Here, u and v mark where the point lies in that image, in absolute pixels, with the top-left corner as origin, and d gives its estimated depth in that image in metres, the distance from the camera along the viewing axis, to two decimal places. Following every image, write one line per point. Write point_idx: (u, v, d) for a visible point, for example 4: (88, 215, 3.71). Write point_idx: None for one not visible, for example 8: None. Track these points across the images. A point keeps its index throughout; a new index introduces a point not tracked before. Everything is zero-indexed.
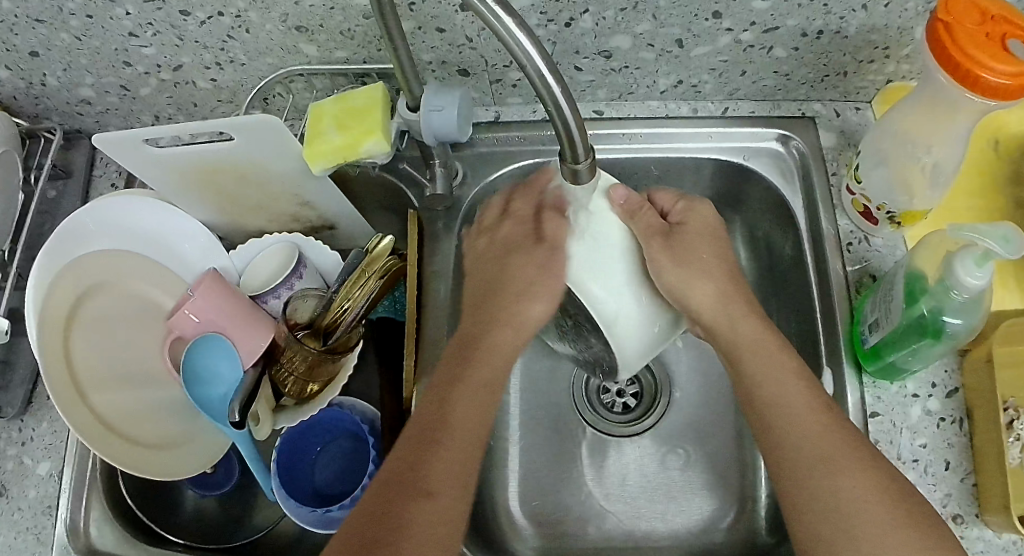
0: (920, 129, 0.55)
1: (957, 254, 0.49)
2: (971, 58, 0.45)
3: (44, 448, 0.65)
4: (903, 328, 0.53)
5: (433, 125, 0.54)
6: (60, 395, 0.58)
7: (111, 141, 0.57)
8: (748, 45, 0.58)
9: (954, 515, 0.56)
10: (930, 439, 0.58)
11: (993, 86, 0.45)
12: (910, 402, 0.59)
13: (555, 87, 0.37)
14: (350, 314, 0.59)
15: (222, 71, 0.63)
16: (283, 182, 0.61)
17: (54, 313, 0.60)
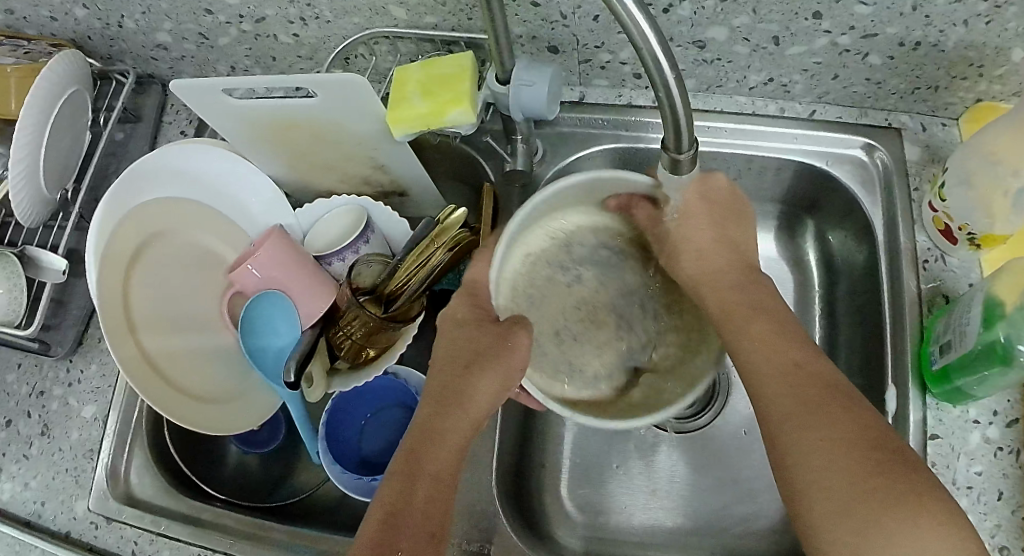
0: (1011, 151, 0.54)
1: None
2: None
3: (90, 391, 0.65)
4: (977, 352, 0.52)
5: (522, 100, 0.54)
6: (114, 336, 0.57)
7: (191, 87, 0.56)
8: (844, 49, 0.56)
9: (1002, 546, 0.55)
10: (987, 467, 0.57)
11: None
12: (970, 428, 0.58)
13: (666, 72, 0.36)
14: (414, 283, 0.58)
15: (306, 27, 0.62)
16: (359, 143, 0.60)
17: (115, 253, 0.59)
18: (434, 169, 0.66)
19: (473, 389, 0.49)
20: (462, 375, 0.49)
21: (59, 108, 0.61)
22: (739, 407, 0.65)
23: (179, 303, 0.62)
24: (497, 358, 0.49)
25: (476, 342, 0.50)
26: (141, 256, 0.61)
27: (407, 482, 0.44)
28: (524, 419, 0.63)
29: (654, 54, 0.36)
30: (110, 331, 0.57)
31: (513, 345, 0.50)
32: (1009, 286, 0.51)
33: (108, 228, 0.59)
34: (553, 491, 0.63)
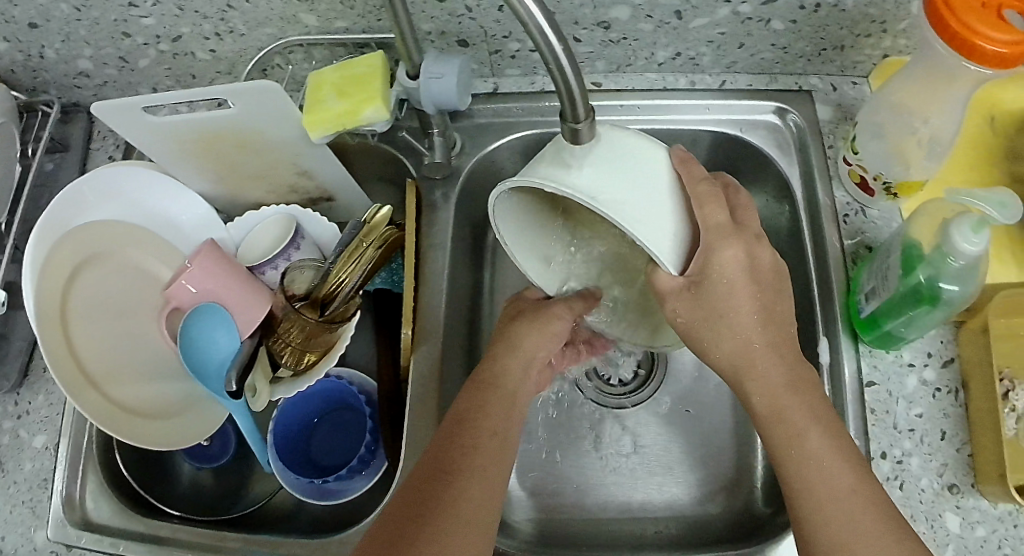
0: (916, 101, 0.56)
1: (954, 221, 0.49)
2: (969, 26, 0.46)
3: (41, 420, 0.65)
4: (901, 298, 0.53)
5: (433, 93, 0.55)
6: (65, 378, 0.58)
7: (110, 108, 0.57)
8: (746, 17, 0.58)
9: (950, 484, 0.56)
10: (927, 408, 0.58)
11: (992, 54, 0.46)
12: (906, 372, 0.59)
13: (556, 45, 0.36)
14: (347, 284, 0.58)
15: (222, 42, 0.63)
16: (282, 150, 0.61)
17: (49, 298, 0.59)
18: (360, 172, 0.67)
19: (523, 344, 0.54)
20: (517, 330, 0.55)
21: None
22: (682, 378, 0.65)
23: (114, 328, 0.62)
24: (539, 318, 0.55)
25: (515, 316, 0.57)
26: (68, 296, 0.61)
27: (464, 420, 0.49)
28: None
29: (542, 30, 0.36)
30: (61, 375, 0.58)
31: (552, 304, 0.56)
32: (925, 231, 0.53)
33: (32, 285, 0.59)
34: (507, 477, 0.63)
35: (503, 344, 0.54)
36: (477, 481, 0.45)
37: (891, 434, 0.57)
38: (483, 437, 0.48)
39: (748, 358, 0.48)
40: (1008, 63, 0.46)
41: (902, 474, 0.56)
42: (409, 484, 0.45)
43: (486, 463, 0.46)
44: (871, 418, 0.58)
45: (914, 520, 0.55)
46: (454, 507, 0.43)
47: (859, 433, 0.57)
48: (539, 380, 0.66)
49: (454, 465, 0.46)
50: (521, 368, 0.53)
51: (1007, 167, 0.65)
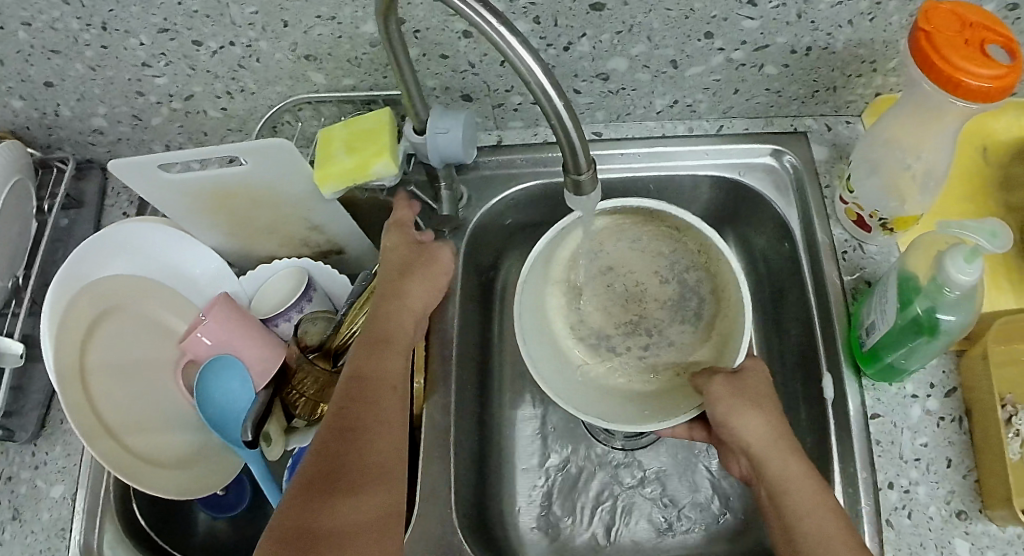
0: (906, 136, 0.57)
1: (947, 252, 0.50)
2: (954, 65, 0.47)
3: (57, 471, 0.65)
4: (897, 330, 0.54)
5: (439, 147, 0.56)
6: (84, 425, 0.57)
7: (129, 166, 0.58)
8: (740, 63, 0.59)
9: (958, 511, 0.56)
10: (932, 437, 0.59)
11: (976, 89, 0.47)
12: (909, 403, 0.60)
13: (555, 98, 0.39)
14: (361, 334, 0.61)
15: (232, 100, 0.65)
16: (293, 206, 0.62)
17: (70, 341, 0.59)
18: (368, 225, 0.68)
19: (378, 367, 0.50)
20: (392, 298, 0.55)
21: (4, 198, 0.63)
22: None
23: (129, 376, 0.63)
24: (421, 273, 0.56)
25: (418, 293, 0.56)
26: (86, 350, 0.61)
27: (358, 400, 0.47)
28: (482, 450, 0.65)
29: (540, 83, 0.39)
30: (81, 422, 0.57)
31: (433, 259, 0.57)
32: (917, 265, 0.54)
33: (52, 342, 0.58)
34: (519, 519, 0.64)
35: (388, 309, 0.54)
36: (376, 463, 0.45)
37: (896, 465, 0.58)
38: (367, 421, 0.46)
39: (773, 450, 0.49)
40: (991, 96, 0.48)
41: (910, 503, 0.57)
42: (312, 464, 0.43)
43: (386, 461, 0.45)
44: (877, 449, 0.59)
45: (924, 547, 0.55)
46: (349, 506, 0.41)
47: (865, 465, 0.58)
48: (548, 423, 0.68)
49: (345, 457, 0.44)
50: (404, 338, 0.53)
51: (1004, 197, 0.67)
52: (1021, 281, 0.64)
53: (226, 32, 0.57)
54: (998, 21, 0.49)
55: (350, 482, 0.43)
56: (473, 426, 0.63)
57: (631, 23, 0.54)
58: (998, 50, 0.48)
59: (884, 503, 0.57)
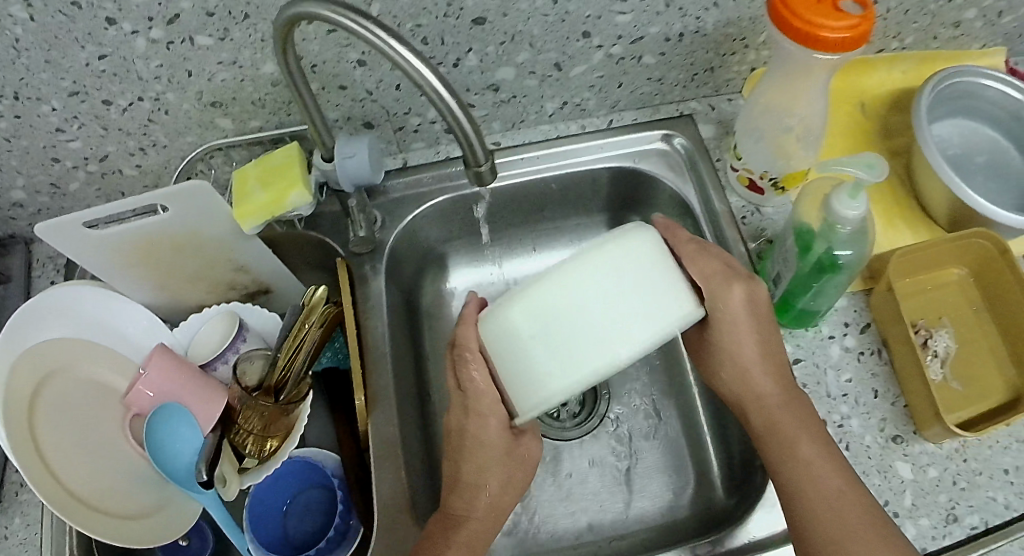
0: (781, 100, 0.61)
1: (834, 192, 0.52)
2: (811, 22, 0.49)
3: (19, 544, 0.64)
4: (807, 278, 0.57)
5: (349, 172, 0.57)
6: (48, 493, 0.57)
7: (55, 225, 0.57)
8: (620, 58, 0.62)
9: (895, 436, 0.59)
10: (854, 372, 0.62)
11: (836, 41, 0.49)
12: (827, 343, 0.64)
13: (447, 97, 0.43)
14: (298, 363, 0.64)
15: (146, 156, 0.66)
16: (216, 246, 0.63)
17: (16, 412, 0.58)
18: (294, 260, 0.70)
19: (471, 463, 0.53)
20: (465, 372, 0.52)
21: None
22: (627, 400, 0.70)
23: (82, 437, 0.62)
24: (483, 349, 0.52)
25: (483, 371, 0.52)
26: (31, 422, 0.59)
27: (458, 455, 0.54)
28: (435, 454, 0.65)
29: (435, 87, 0.42)
30: (43, 489, 0.57)
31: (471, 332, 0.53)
32: (809, 211, 0.57)
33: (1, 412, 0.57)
34: None
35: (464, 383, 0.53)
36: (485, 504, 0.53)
37: (826, 403, 0.61)
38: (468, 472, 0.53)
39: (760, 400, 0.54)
40: (852, 44, 0.49)
41: (845, 436, 0.59)
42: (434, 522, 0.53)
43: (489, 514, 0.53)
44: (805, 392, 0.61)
45: (868, 475, 0.58)
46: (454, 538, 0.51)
47: None
48: None
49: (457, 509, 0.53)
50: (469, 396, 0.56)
51: (885, 142, 0.72)
52: (911, 215, 0.69)
53: (132, 88, 0.59)
54: None
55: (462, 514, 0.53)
56: (423, 432, 0.65)
57: (512, 32, 0.56)
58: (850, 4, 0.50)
59: None
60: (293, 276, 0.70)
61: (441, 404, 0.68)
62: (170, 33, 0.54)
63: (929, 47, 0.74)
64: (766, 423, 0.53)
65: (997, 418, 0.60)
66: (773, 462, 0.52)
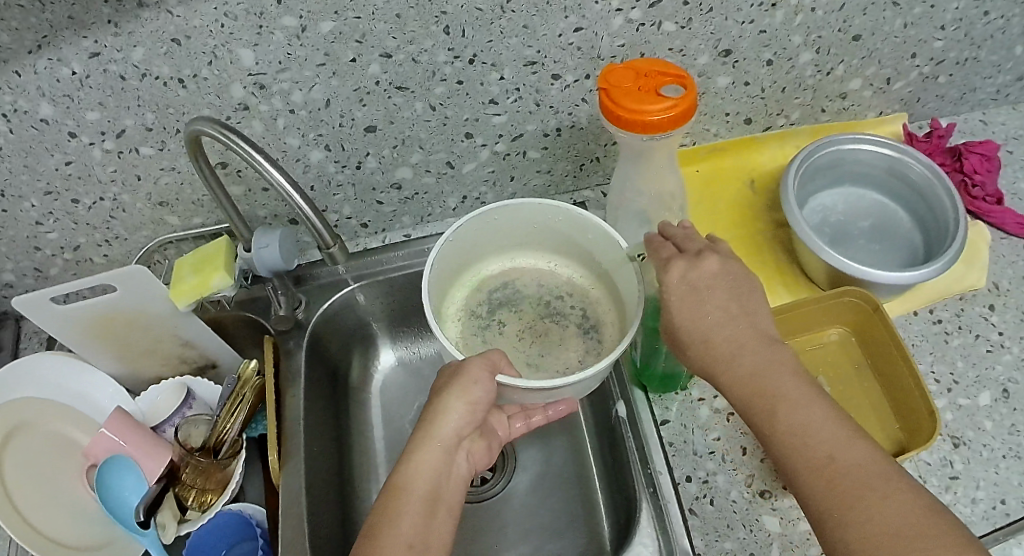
0: (646, 180, 0.66)
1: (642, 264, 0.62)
2: (635, 109, 0.59)
3: None
4: (652, 344, 0.65)
5: (264, 260, 0.67)
6: (13, 526, 0.67)
7: (28, 301, 0.68)
8: (505, 154, 0.71)
9: (761, 491, 0.64)
10: (723, 431, 0.67)
11: (659, 121, 0.59)
12: (697, 405, 0.68)
13: (281, 179, 0.58)
14: (233, 425, 0.72)
15: (112, 246, 0.78)
16: (162, 323, 0.72)
17: None
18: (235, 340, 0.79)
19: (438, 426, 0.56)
20: (445, 393, 0.56)
21: None
22: (528, 467, 0.75)
23: (47, 480, 0.72)
24: (460, 377, 0.56)
25: (445, 382, 0.58)
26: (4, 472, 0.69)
27: (435, 457, 0.55)
28: (349, 512, 0.72)
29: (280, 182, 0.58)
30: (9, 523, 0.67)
31: (467, 371, 0.56)
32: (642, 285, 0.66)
33: None
34: None
35: (435, 406, 0.57)
36: (422, 506, 0.52)
37: (691, 460, 0.65)
38: (423, 474, 0.54)
39: (735, 362, 0.50)
40: (676, 121, 0.59)
41: (709, 490, 0.64)
42: (385, 508, 0.52)
43: (423, 513, 0.52)
44: (671, 450, 0.66)
45: (732, 528, 0.62)
46: (393, 535, 0.50)
47: (664, 465, 0.64)
48: None
49: (406, 496, 0.52)
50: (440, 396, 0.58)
51: (771, 217, 0.78)
52: (794, 283, 0.73)
53: (95, 190, 0.70)
54: (665, 65, 0.62)
55: (401, 507, 0.52)
56: (335, 488, 0.71)
57: (402, 137, 0.67)
58: (668, 86, 0.60)
59: (685, 495, 0.64)
60: (235, 351, 0.78)
61: (360, 465, 0.75)
62: (119, 144, 0.66)
63: (820, 120, 0.80)
64: (755, 392, 0.49)
65: None
66: (767, 433, 0.48)
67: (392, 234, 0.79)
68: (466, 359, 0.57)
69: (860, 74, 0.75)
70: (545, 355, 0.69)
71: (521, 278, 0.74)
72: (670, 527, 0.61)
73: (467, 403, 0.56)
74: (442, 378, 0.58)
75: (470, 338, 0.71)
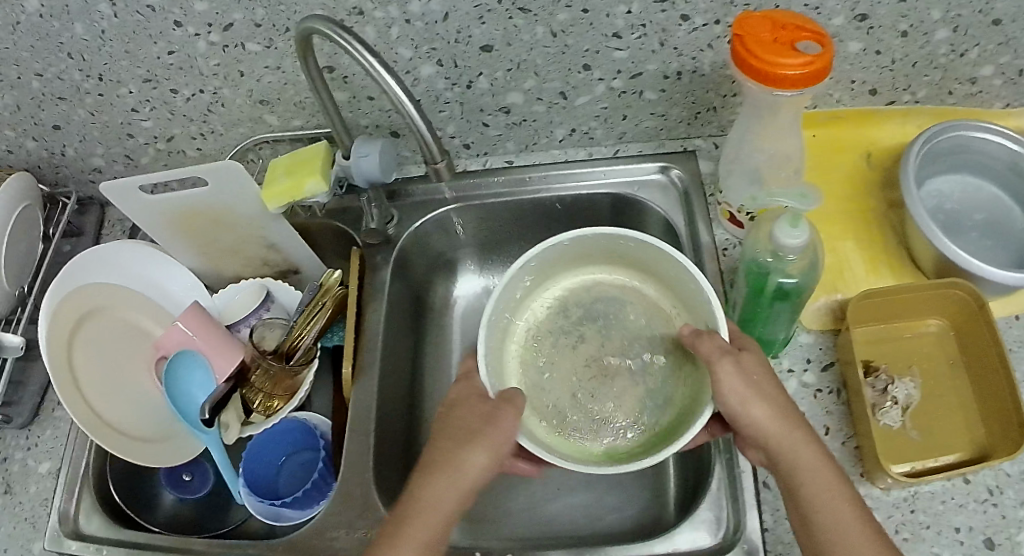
0: (765, 140, 0.64)
1: (777, 224, 0.55)
2: (767, 61, 0.55)
3: (46, 450, 0.70)
4: (755, 308, 0.62)
5: (363, 170, 0.66)
6: (82, 416, 0.65)
7: (114, 187, 0.68)
8: (621, 91, 0.69)
9: None
10: (808, 408, 0.64)
11: (790, 76, 0.55)
12: (786, 376, 0.66)
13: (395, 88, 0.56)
14: (309, 333, 0.72)
15: (205, 141, 0.77)
16: (249, 224, 0.72)
17: (59, 342, 0.67)
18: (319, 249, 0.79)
19: (458, 471, 0.50)
20: (466, 440, 0.51)
21: (16, 217, 0.73)
22: None
23: (113, 369, 0.71)
24: (484, 431, 0.51)
25: (467, 421, 0.53)
26: (73, 358, 0.68)
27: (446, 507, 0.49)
28: (411, 436, 0.71)
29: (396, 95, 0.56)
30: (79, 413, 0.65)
31: (496, 429, 0.51)
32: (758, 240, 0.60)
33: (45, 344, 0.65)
34: None
35: (449, 454, 0.51)
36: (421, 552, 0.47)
37: None
38: (431, 520, 0.49)
39: (786, 435, 0.50)
40: (809, 80, 0.55)
41: None
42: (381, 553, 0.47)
43: None
44: None
45: None
46: None
47: None
48: None
49: (409, 535, 0.48)
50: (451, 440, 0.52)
51: (885, 195, 0.74)
52: (898, 266, 0.70)
53: (195, 81, 0.69)
54: (808, 21, 0.58)
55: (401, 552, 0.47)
56: (399, 412, 0.70)
57: (518, 61, 0.65)
58: (806, 42, 0.56)
59: (761, 467, 0.62)
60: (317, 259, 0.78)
61: (426, 391, 0.75)
62: (225, 38, 0.64)
63: (946, 103, 0.75)
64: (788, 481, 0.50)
65: (958, 465, 0.62)
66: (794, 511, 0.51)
67: (493, 159, 0.77)
68: (499, 411, 0.53)
69: (991, 62, 0.70)
70: (596, 398, 0.67)
71: (596, 302, 0.72)
72: (745, 493, 0.59)
73: (491, 450, 0.51)
74: (458, 417, 0.53)
75: (529, 358, 0.70)
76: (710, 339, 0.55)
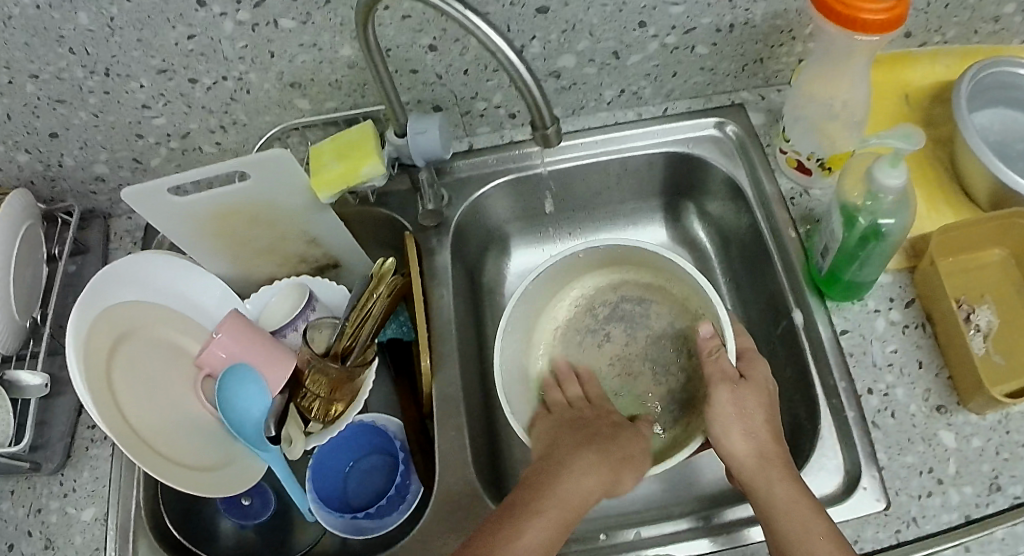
0: (827, 89, 0.63)
1: (874, 165, 0.54)
2: (850, 5, 0.54)
3: (88, 494, 0.61)
4: (851, 249, 0.59)
5: (420, 147, 0.62)
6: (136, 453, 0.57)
7: (141, 192, 0.60)
8: (674, 47, 0.67)
9: (938, 406, 0.60)
10: (899, 344, 0.63)
11: (872, 22, 0.53)
12: (873, 316, 0.65)
13: (498, 41, 0.47)
14: (364, 331, 0.64)
15: (226, 134, 0.71)
16: (292, 217, 0.66)
17: (96, 373, 0.58)
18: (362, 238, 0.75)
19: (564, 488, 0.51)
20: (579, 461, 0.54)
21: (21, 237, 0.65)
22: None
23: (153, 396, 0.63)
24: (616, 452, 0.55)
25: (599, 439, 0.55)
26: (113, 387, 0.59)
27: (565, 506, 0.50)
28: (490, 424, 0.67)
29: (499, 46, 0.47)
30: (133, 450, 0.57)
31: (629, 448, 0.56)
32: (850, 185, 0.59)
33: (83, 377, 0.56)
34: None
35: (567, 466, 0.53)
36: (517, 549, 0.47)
37: (872, 371, 0.62)
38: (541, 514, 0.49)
39: (763, 469, 0.52)
40: (888, 26, 0.54)
41: (890, 404, 0.60)
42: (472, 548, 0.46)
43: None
44: (852, 360, 0.63)
45: (912, 442, 0.58)
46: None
47: (842, 375, 0.61)
48: None
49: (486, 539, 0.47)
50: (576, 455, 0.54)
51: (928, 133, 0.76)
52: (954, 200, 0.71)
53: (218, 67, 0.63)
54: None
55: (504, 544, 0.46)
56: (477, 400, 0.66)
57: (573, 21, 0.62)
58: None
59: (867, 407, 0.60)
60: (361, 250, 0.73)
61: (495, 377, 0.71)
62: (256, 16, 0.58)
63: (970, 42, 0.77)
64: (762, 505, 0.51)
65: None
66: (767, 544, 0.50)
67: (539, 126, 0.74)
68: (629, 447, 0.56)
69: None
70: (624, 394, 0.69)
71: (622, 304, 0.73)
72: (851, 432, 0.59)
73: (590, 468, 0.52)
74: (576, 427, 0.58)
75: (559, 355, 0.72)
76: (717, 363, 0.59)
